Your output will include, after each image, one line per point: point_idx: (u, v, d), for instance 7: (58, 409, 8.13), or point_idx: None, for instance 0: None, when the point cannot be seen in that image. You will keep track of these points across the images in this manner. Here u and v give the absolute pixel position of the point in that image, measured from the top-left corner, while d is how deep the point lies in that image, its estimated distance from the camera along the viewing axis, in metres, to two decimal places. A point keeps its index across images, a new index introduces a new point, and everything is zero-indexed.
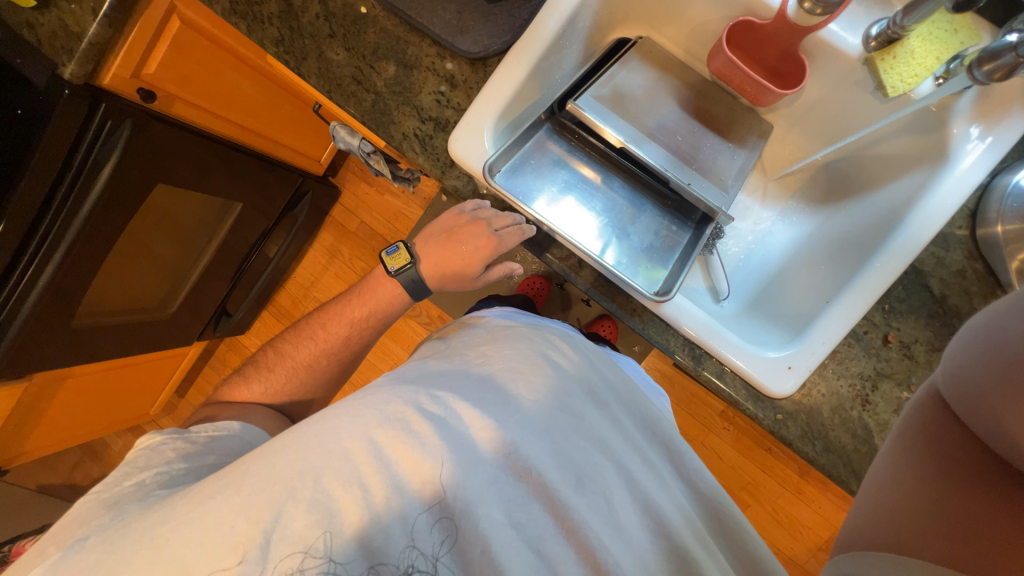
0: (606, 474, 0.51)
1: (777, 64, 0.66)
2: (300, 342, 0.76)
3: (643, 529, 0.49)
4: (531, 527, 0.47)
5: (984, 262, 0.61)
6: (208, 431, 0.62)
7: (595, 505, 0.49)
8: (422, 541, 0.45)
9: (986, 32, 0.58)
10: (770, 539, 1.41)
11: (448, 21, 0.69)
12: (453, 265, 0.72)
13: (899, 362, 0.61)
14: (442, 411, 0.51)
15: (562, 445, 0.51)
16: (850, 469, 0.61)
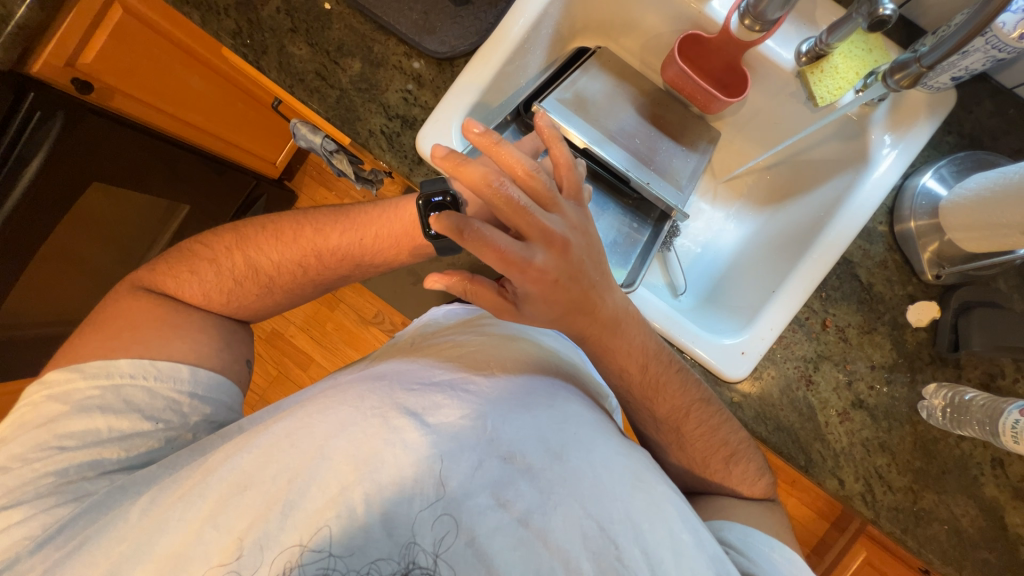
0: (589, 445, 0.49)
1: (722, 76, 0.72)
2: (281, 257, 0.62)
3: (644, 505, 0.47)
4: (522, 504, 0.45)
5: (901, 253, 0.69)
6: (140, 383, 0.54)
7: (589, 480, 0.47)
8: (422, 535, 0.43)
9: (895, 52, 0.67)
10: None
11: (414, 21, 0.70)
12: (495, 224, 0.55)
13: (836, 344, 0.67)
14: (419, 403, 0.48)
15: (544, 423, 0.50)
16: (798, 446, 0.66)
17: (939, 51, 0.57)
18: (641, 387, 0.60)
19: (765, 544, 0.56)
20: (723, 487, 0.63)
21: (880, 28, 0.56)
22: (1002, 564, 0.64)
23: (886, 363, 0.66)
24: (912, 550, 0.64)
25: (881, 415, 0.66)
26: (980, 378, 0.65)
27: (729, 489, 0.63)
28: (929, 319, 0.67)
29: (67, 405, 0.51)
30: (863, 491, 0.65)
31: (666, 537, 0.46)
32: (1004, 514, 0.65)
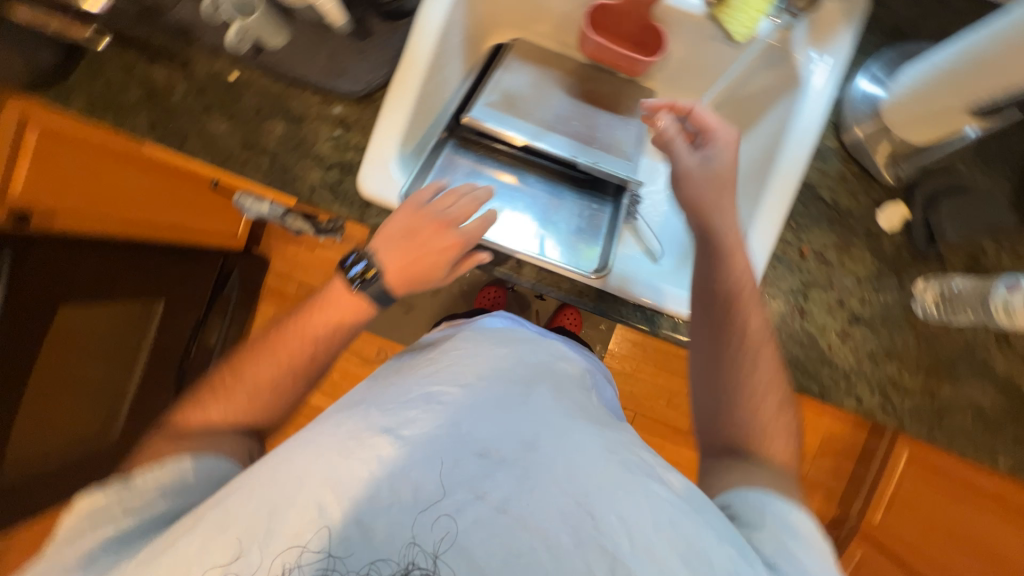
0: (568, 431, 0.49)
1: (639, 38, 0.72)
2: (268, 359, 0.58)
3: (629, 478, 0.45)
4: (508, 491, 0.43)
5: (858, 164, 0.67)
6: (149, 484, 0.48)
7: (569, 459, 0.45)
8: (422, 536, 0.41)
9: None
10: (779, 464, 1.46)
11: (323, 67, 0.69)
12: (422, 265, 0.59)
13: (819, 269, 0.67)
14: (394, 418, 0.47)
15: (519, 416, 0.49)
16: (809, 377, 0.66)
17: None
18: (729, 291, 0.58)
19: (785, 510, 0.47)
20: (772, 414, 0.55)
21: None
22: None
23: (869, 273, 0.67)
24: (944, 443, 0.65)
25: (878, 325, 0.66)
26: (965, 262, 0.65)
27: (778, 418, 0.56)
28: (901, 221, 0.66)
29: (78, 521, 0.46)
30: (882, 402, 0.66)
31: (664, 500, 0.44)
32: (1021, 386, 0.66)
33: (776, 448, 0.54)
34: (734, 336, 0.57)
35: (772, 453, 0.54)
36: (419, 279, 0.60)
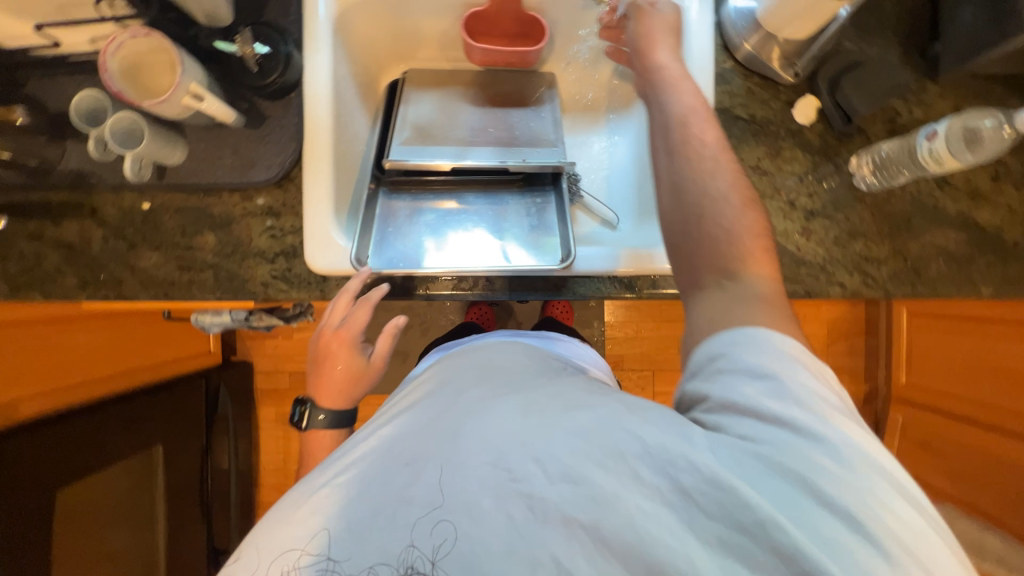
0: (539, 396, 0.49)
1: (519, 30, 0.74)
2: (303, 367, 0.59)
3: (581, 412, 0.46)
4: (488, 467, 0.43)
5: (757, 75, 0.70)
6: None
7: (485, 431, 0.46)
8: (420, 539, 0.42)
9: None
10: None
11: (230, 164, 0.67)
12: (338, 377, 0.72)
13: (761, 181, 0.69)
14: (383, 439, 0.49)
15: (494, 397, 0.49)
16: (789, 281, 0.69)
17: None
18: (674, 118, 0.56)
19: (757, 347, 0.42)
20: (743, 226, 0.49)
21: None
22: (998, 259, 0.70)
23: (807, 166, 0.69)
24: (928, 293, 0.70)
25: (832, 211, 0.69)
26: (884, 128, 0.69)
27: (755, 233, 0.49)
28: (815, 111, 0.69)
29: None
30: (863, 278, 0.69)
31: (587, 424, 0.44)
32: (975, 218, 0.70)
33: (756, 271, 0.48)
34: (691, 149, 0.53)
35: (755, 277, 0.47)
36: (345, 389, 0.73)
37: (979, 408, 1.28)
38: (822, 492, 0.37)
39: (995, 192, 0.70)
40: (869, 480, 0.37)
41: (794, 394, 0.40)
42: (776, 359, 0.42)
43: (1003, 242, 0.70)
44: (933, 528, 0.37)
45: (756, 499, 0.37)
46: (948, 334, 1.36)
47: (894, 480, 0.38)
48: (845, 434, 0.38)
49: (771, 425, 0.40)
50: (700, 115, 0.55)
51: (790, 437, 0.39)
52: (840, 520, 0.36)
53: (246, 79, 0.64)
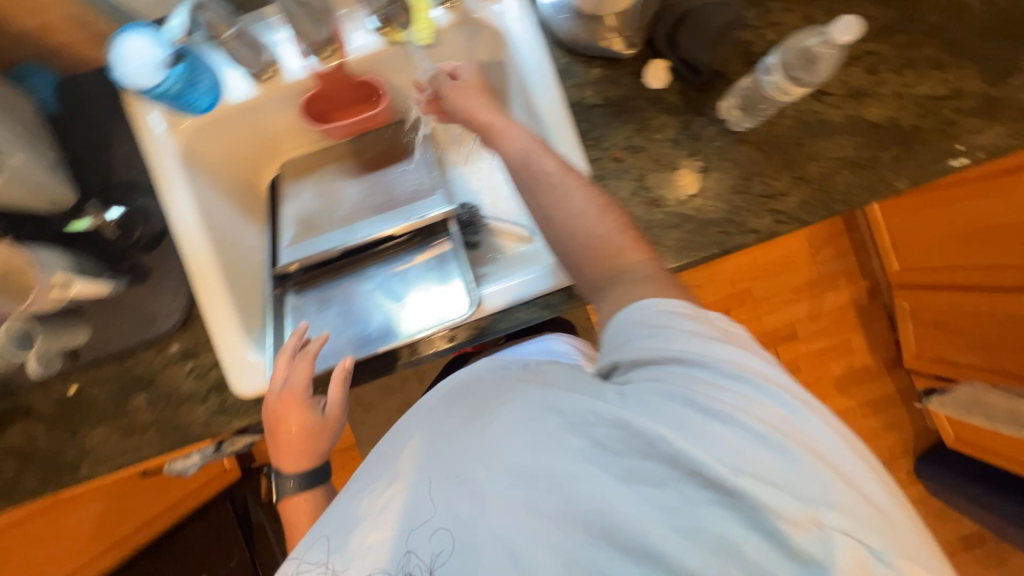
0: (481, 396, 0.53)
1: (361, 95, 0.73)
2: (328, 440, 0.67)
3: (514, 399, 0.50)
4: (452, 470, 0.48)
5: (599, 58, 0.68)
6: None
7: (445, 435, 0.51)
8: (417, 548, 0.47)
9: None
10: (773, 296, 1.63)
11: (133, 324, 0.68)
12: (299, 442, 0.65)
13: (638, 159, 0.67)
14: (370, 467, 0.55)
15: (447, 408, 0.55)
16: (701, 245, 0.67)
17: None
18: (517, 161, 0.60)
19: (659, 320, 0.48)
20: (610, 229, 0.55)
21: None
22: (905, 150, 0.66)
23: (682, 126, 0.67)
24: (846, 208, 0.67)
25: (721, 160, 0.67)
26: (742, 63, 0.66)
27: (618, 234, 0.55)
28: (667, 72, 0.67)
29: None
30: (775, 215, 0.67)
31: (524, 408, 0.48)
32: (867, 117, 0.67)
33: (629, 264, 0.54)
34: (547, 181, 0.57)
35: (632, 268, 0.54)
36: (311, 451, 0.67)
37: (973, 275, 1.22)
38: (704, 409, 0.41)
39: (878, 85, 0.67)
40: (746, 393, 0.42)
41: (674, 338, 0.46)
42: (662, 313, 0.48)
43: (904, 130, 0.67)
44: (810, 429, 0.41)
45: (652, 432, 0.41)
46: (921, 210, 1.31)
47: (771, 390, 0.43)
48: (724, 361, 0.44)
49: (661, 367, 0.45)
50: (537, 152, 0.59)
51: (677, 371, 0.44)
52: (720, 429, 0.41)
53: (116, 245, 0.65)
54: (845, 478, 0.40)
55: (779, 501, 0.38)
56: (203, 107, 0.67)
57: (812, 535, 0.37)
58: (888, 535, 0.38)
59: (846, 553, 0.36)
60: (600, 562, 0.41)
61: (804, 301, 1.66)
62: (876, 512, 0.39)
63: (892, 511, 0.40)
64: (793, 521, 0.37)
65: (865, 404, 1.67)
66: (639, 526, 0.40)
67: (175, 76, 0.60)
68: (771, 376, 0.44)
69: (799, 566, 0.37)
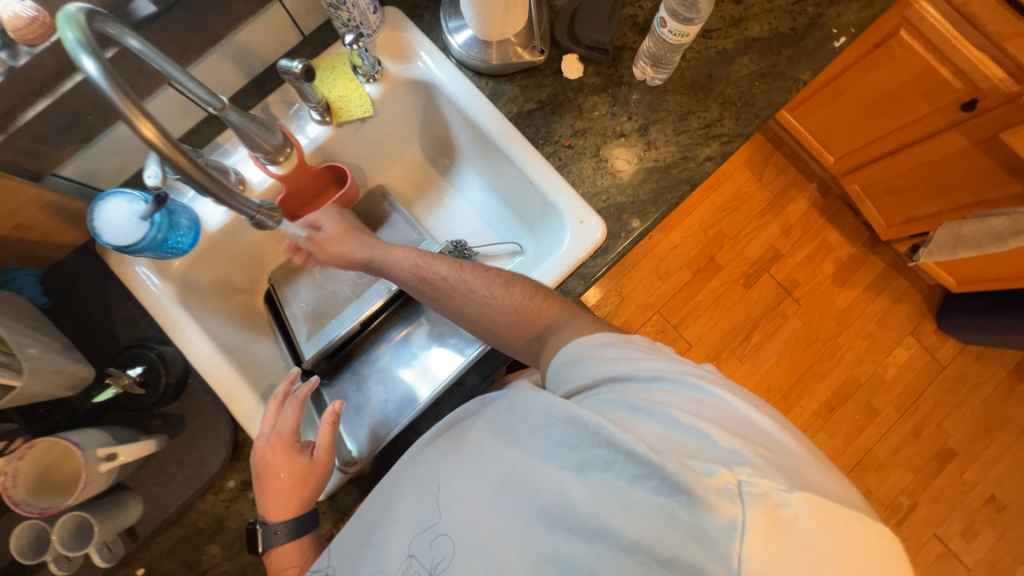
0: (461, 425, 0.56)
1: (326, 180, 0.78)
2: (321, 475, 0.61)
3: (481, 423, 0.53)
4: (431, 487, 0.51)
5: (518, 71, 0.75)
6: None
7: (431, 464, 0.53)
8: (417, 550, 0.49)
9: (346, 65, 0.72)
10: (738, 233, 1.75)
11: (184, 476, 0.66)
12: (284, 487, 0.59)
13: (588, 139, 0.74)
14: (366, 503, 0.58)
15: (419, 454, 0.57)
16: (673, 186, 0.73)
17: (368, 21, 0.68)
18: None
19: (579, 350, 0.54)
20: (519, 300, 0.62)
21: (312, 70, 0.60)
22: (795, 49, 0.76)
23: (611, 99, 0.75)
24: (772, 110, 0.75)
25: (623, 148, 0.74)
26: (636, 32, 0.76)
27: (518, 297, 0.62)
28: (579, 62, 0.75)
29: None
30: (720, 139, 0.74)
31: (506, 413, 0.51)
32: (752, 35, 0.77)
33: (549, 314, 0.60)
34: (443, 287, 0.66)
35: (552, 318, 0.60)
36: (293, 500, 0.59)
37: (898, 136, 1.34)
38: (632, 408, 0.47)
39: (748, 9, 0.78)
40: (665, 389, 0.48)
41: (601, 359, 0.52)
42: (585, 340, 0.54)
43: (786, 34, 0.77)
44: (722, 406, 0.47)
45: (591, 426, 0.44)
46: (829, 104, 1.45)
47: (686, 381, 0.49)
48: (641, 366, 0.50)
49: (592, 387, 0.51)
50: (423, 264, 0.68)
51: (606, 388, 0.50)
52: (645, 422, 0.45)
53: (142, 403, 0.64)
54: (759, 445, 0.44)
55: (696, 467, 0.41)
56: (186, 245, 0.67)
57: (730, 492, 0.39)
58: (797, 484, 0.40)
59: (761, 504, 0.38)
60: (570, 552, 0.43)
61: (772, 221, 1.76)
62: (785, 466, 0.42)
63: (802, 459, 0.43)
64: (709, 482, 0.40)
65: (868, 288, 1.74)
66: (589, 509, 0.43)
67: (157, 222, 0.61)
68: (686, 371, 0.50)
69: (724, 524, 0.38)
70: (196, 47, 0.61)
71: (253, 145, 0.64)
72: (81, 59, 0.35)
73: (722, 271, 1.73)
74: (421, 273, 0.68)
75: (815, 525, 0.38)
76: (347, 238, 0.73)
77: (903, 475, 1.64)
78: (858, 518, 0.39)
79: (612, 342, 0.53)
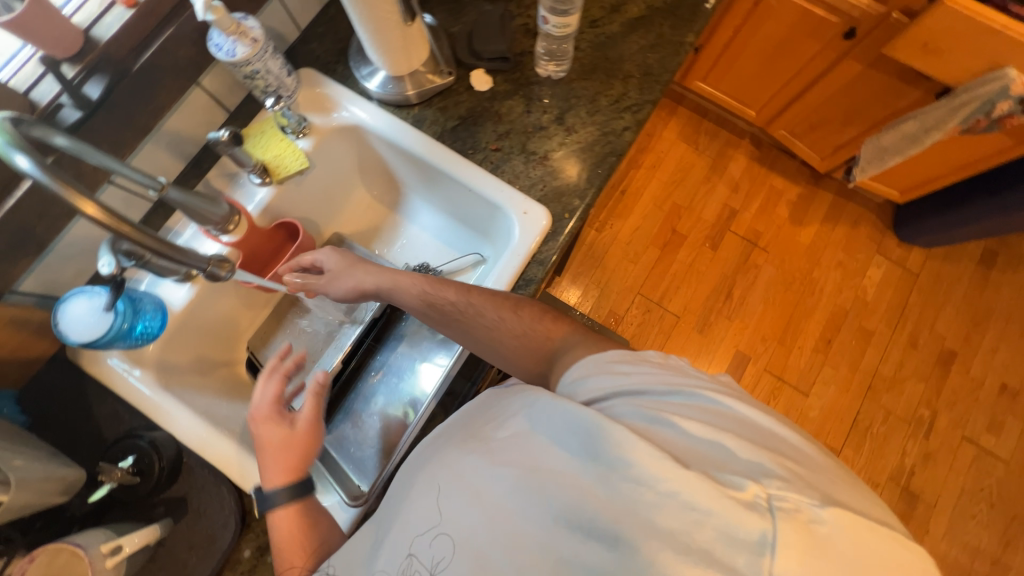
0: (462, 428, 0.55)
1: (284, 238, 0.81)
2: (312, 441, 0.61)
3: (490, 429, 0.53)
4: (439, 487, 0.50)
5: (434, 95, 0.81)
6: None
7: (443, 464, 0.51)
8: (419, 550, 0.48)
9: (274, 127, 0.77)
10: (690, 202, 1.83)
11: (196, 558, 0.64)
12: (277, 454, 0.59)
13: (512, 139, 0.79)
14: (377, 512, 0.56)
15: (431, 453, 0.55)
16: (600, 160, 0.78)
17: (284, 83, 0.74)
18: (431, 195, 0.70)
19: (588, 368, 0.54)
20: (529, 321, 0.63)
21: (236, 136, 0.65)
22: (674, 18, 0.84)
23: (524, 100, 0.81)
24: (670, 74, 0.82)
25: (545, 142, 0.79)
26: (530, 38, 0.83)
27: (526, 319, 0.63)
28: (486, 74, 0.81)
29: None
30: (631, 110, 0.80)
31: (527, 424, 0.51)
32: (633, 16, 0.85)
33: (558, 334, 0.62)
34: (452, 315, 0.66)
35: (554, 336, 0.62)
36: (291, 469, 0.59)
37: (801, 77, 1.45)
38: (651, 419, 0.46)
39: None
40: (681, 402, 0.48)
41: (612, 373, 0.52)
42: (598, 357, 0.55)
43: (663, 8, 0.85)
44: (744, 419, 0.46)
45: (613, 435, 0.44)
46: (734, 64, 1.56)
47: (705, 394, 0.48)
48: (656, 380, 0.50)
49: (606, 400, 0.51)
50: (431, 289, 0.68)
51: (621, 401, 0.50)
52: (668, 434, 0.45)
53: (139, 492, 0.64)
54: (788, 457, 0.43)
55: (722, 480, 0.40)
56: (156, 329, 0.69)
57: (760, 507, 0.38)
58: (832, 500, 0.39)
59: (792, 517, 0.37)
60: (586, 558, 0.42)
61: (719, 182, 1.85)
62: (817, 480, 0.41)
63: (833, 475, 0.42)
64: (737, 494, 0.39)
65: (825, 220, 1.82)
66: (610, 515, 0.42)
67: (122, 311, 0.63)
68: (700, 383, 0.50)
69: (754, 534, 0.37)
70: (128, 143, 0.65)
71: (203, 219, 0.66)
72: (15, 157, 0.40)
73: (687, 240, 1.79)
74: (430, 298, 0.67)
75: (850, 541, 0.36)
76: (351, 272, 0.73)
77: (915, 387, 1.67)
78: (899, 541, 0.38)
79: (629, 361, 0.53)
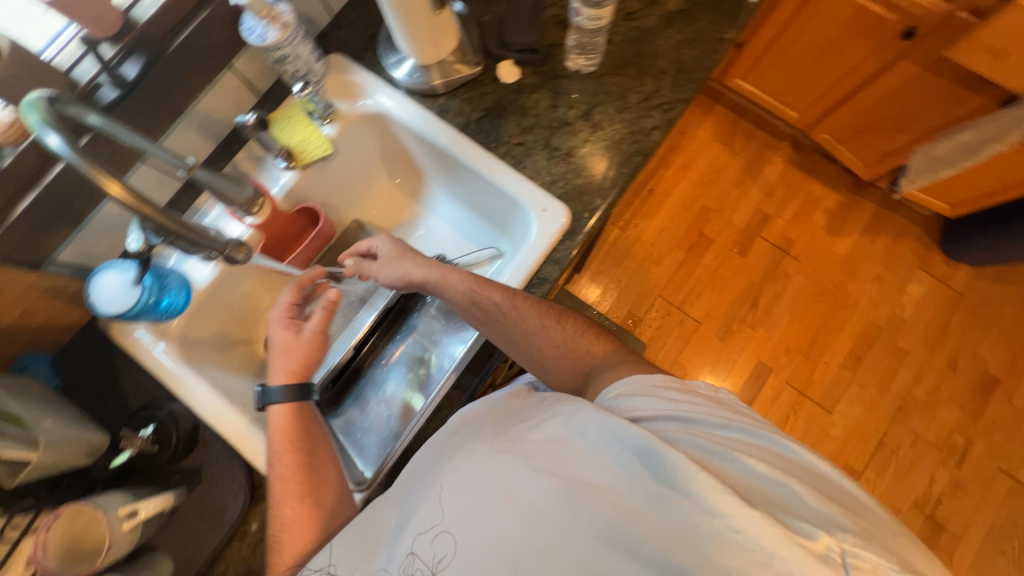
0: (485, 425, 0.55)
1: (304, 222, 0.81)
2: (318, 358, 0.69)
3: (526, 429, 0.52)
4: (467, 481, 0.49)
5: (459, 85, 0.80)
6: None
7: (472, 458, 0.51)
8: (419, 551, 0.48)
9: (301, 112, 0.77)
10: (720, 204, 1.76)
11: (207, 526, 0.67)
12: (286, 357, 0.67)
13: (536, 134, 0.78)
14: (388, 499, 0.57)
15: (447, 449, 0.54)
16: (625, 159, 0.76)
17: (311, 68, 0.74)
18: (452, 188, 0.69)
19: (637, 384, 0.55)
20: (571, 335, 0.66)
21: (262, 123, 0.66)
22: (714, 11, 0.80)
23: (551, 93, 0.79)
24: (705, 71, 0.78)
25: (570, 136, 0.77)
26: (561, 29, 0.81)
27: (565, 331, 0.66)
28: (514, 66, 0.80)
29: None
30: (662, 108, 0.77)
31: (565, 432, 0.50)
32: (670, 9, 0.81)
33: (599, 347, 0.65)
34: (495, 317, 0.65)
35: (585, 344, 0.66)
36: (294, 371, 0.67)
37: (850, 78, 1.37)
38: (710, 451, 0.47)
39: None
40: (737, 437, 0.48)
41: (660, 398, 0.53)
42: (645, 379, 0.55)
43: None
44: (801, 461, 0.47)
45: (677, 463, 0.43)
46: (777, 62, 1.48)
47: (760, 433, 0.49)
48: (709, 414, 0.50)
49: (655, 424, 0.51)
50: (479, 290, 0.67)
51: (672, 428, 0.50)
52: (731, 469, 0.45)
53: (157, 460, 0.67)
54: (850, 510, 0.44)
55: (796, 528, 0.40)
56: (181, 305, 0.71)
57: (833, 559, 0.38)
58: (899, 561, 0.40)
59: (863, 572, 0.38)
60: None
61: (752, 185, 1.78)
62: (875, 533, 0.42)
63: (892, 532, 0.44)
64: (811, 545, 0.39)
65: (864, 231, 1.72)
66: (663, 541, 0.42)
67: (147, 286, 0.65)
68: (751, 420, 0.50)
69: None
70: (162, 123, 0.67)
71: (227, 200, 0.67)
72: (47, 136, 0.42)
73: (714, 244, 1.73)
74: (475, 298, 0.66)
75: None
76: (402, 262, 0.72)
77: (950, 412, 1.58)
78: None
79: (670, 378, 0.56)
